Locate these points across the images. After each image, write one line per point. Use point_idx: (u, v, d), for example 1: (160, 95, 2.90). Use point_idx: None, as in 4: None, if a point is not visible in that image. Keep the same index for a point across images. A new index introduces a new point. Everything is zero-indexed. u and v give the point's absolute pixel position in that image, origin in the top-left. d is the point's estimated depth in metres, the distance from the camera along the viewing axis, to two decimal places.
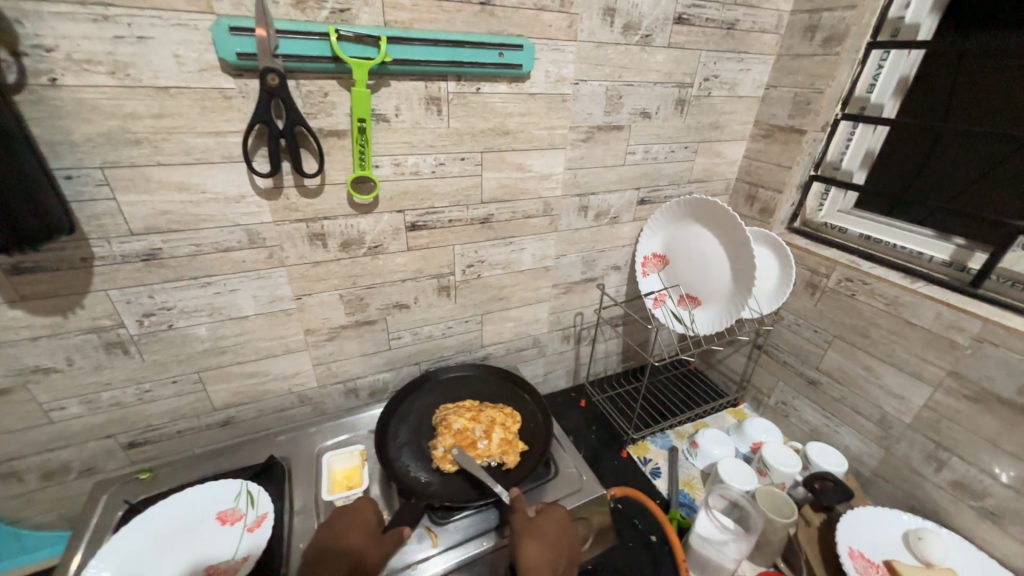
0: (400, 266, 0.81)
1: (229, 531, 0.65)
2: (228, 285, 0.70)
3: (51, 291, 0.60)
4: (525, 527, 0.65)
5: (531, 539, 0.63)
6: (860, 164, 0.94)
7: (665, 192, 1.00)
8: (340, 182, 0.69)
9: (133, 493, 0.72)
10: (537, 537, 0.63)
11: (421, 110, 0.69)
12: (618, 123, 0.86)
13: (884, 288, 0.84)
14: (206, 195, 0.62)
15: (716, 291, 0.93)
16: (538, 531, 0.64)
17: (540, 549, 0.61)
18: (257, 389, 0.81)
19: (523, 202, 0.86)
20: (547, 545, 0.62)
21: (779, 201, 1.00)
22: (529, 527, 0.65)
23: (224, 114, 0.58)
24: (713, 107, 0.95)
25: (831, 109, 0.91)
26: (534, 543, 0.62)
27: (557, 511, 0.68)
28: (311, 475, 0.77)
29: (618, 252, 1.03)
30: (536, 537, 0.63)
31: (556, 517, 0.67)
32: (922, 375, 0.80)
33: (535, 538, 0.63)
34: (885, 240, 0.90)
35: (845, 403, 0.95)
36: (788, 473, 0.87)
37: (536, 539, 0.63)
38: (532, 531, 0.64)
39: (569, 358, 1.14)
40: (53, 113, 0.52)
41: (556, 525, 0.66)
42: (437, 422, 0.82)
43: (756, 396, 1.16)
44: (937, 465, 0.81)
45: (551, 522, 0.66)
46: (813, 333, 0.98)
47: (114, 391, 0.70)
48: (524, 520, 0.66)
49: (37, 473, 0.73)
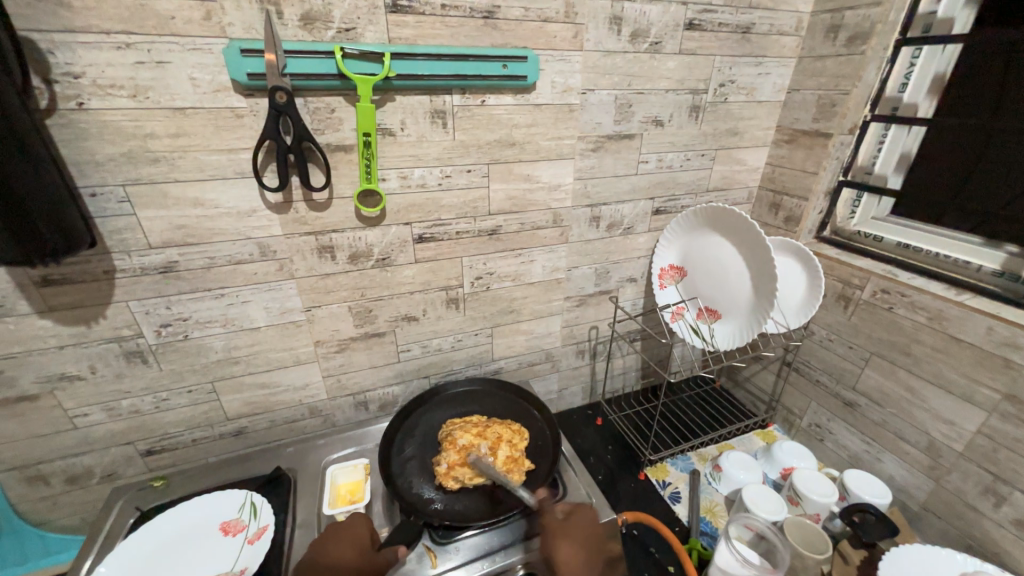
0: (408, 278, 0.81)
1: (231, 541, 0.66)
2: (240, 297, 0.72)
3: (77, 302, 0.64)
4: (556, 530, 0.67)
5: (563, 541, 0.66)
6: (895, 168, 0.87)
7: (681, 201, 0.97)
8: (348, 196, 0.71)
9: (146, 500, 0.75)
10: (569, 541, 0.66)
11: (427, 124, 0.70)
12: (629, 131, 0.85)
13: (925, 301, 0.77)
14: (219, 210, 0.65)
15: (736, 304, 0.88)
16: (569, 532, 0.67)
17: (572, 553, 0.65)
18: (269, 400, 0.82)
19: (532, 214, 0.85)
20: (579, 548, 0.65)
21: (805, 209, 0.95)
22: (559, 530, 0.67)
23: (236, 132, 0.61)
24: (730, 113, 0.91)
25: (859, 111, 0.86)
26: (567, 547, 0.65)
27: (586, 510, 0.70)
28: (316, 487, 0.77)
29: (633, 264, 1.00)
30: (567, 539, 0.66)
31: (585, 517, 0.69)
32: (974, 398, 0.73)
33: (567, 541, 0.66)
34: (925, 248, 0.83)
35: (887, 428, 0.87)
36: (822, 504, 0.80)
37: (568, 541, 0.66)
38: (563, 534, 0.67)
39: (584, 373, 1.11)
40: (79, 135, 0.55)
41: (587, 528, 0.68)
42: (442, 436, 0.80)
43: (787, 417, 1.08)
44: (996, 501, 0.72)
45: (581, 523, 0.68)
46: (848, 350, 0.91)
47: (134, 399, 0.73)
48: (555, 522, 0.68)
49: (63, 477, 0.76)
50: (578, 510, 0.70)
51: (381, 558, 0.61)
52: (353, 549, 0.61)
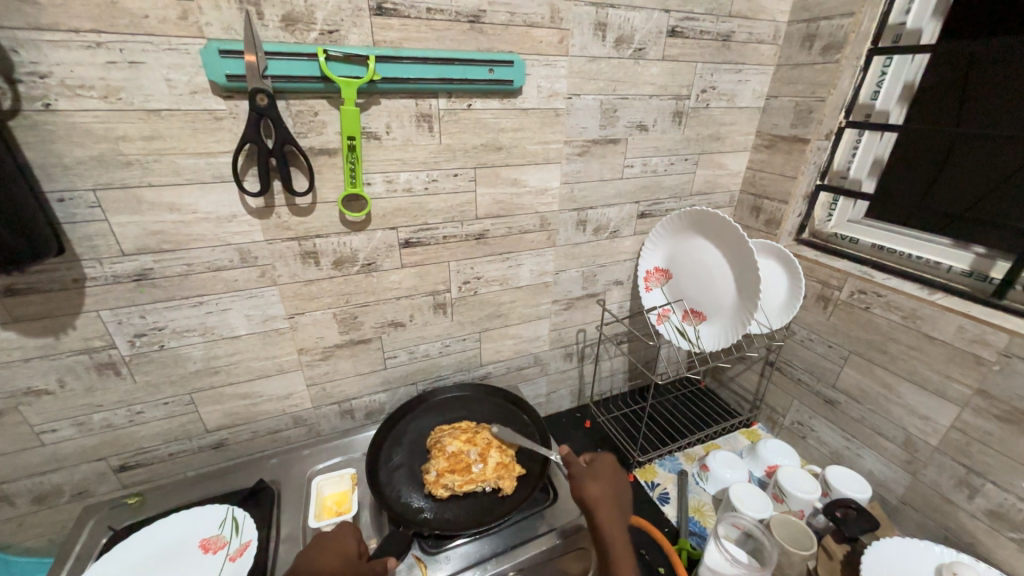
0: (394, 284, 0.80)
1: (212, 558, 0.63)
2: (220, 305, 0.69)
3: (43, 312, 0.61)
4: (587, 478, 0.66)
5: (597, 484, 0.66)
6: (869, 173, 0.90)
7: (666, 205, 0.98)
8: (332, 201, 0.69)
9: (120, 519, 0.71)
10: (602, 485, 0.66)
11: (412, 128, 0.69)
12: (614, 136, 0.85)
13: (900, 301, 0.79)
14: (197, 215, 0.63)
15: (721, 306, 0.89)
16: (599, 475, 0.68)
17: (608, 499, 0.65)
18: (250, 410, 0.80)
19: (519, 218, 0.84)
20: (612, 490, 0.66)
21: (785, 212, 0.97)
22: (589, 479, 0.66)
23: (214, 135, 0.59)
24: (712, 118, 0.93)
25: (834, 118, 0.89)
26: (602, 491, 0.65)
27: (608, 457, 0.71)
28: (301, 499, 0.75)
29: (620, 267, 1.01)
30: (599, 483, 0.66)
31: (609, 464, 0.70)
32: (947, 394, 0.75)
33: (601, 485, 0.66)
34: (899, 250, 0.86)
35: (866, 424, 0.89)
36: (806, 500, 0.81)
37: (601, 485, 0.66)
38: (596, 479, 0.67)
39: (573, 376, 1.11)
40: (45, 137, 0.53)
41: (616, 473, 0.69)
42: (431, 443, 0.79)
43: (770, 415, 1.10)
44: (969, 492, 0.74)
45: (606, 467, 0.69)
46: (827, 349, 0.94)
47: (106, 412, 0.70)
48: (583, 472, 0.67)
49: (29, 497, 0.72)
50: (599, 458, 0.71)
51: (368, 568, 0.59)
52: (339, 557, 0.59)
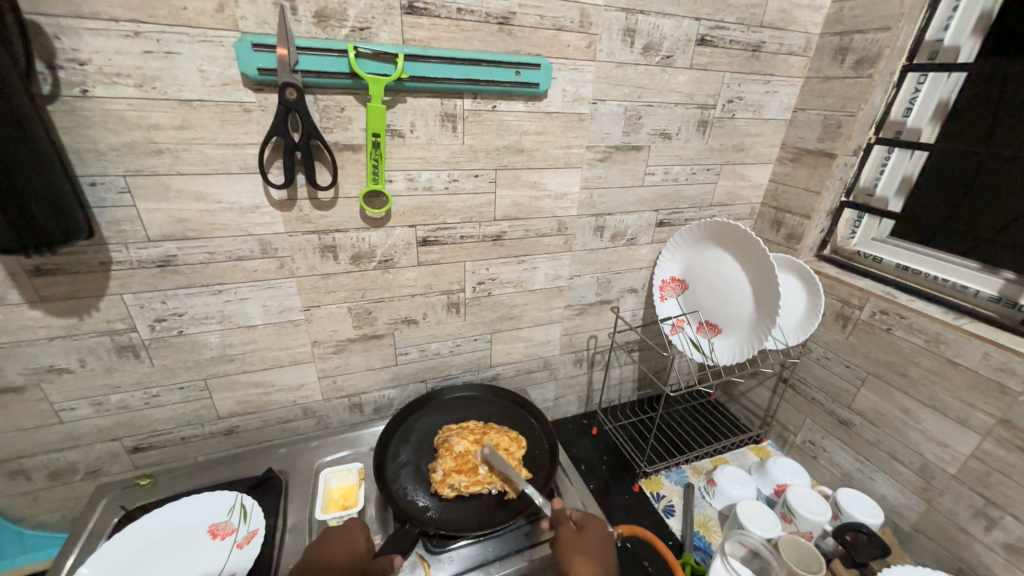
0: (409, 281, 0.80)
1: (219, 544, 0.64)
2: (239, 294, 0.70)
3: (69, 293, 0.62)
4: (570, 543, 0.64)
5: (579, 557, 0.61)
6: (896, 191, 0.88)
7: (685, 214, 0.97)
8: (353, 196, 0.70)
9: (132, 499, 0.73)
10: (586, 557, 0.61)
11: (436, 127, 0.69)
12: (637, 143, 0.85)
13: (923, 324, 0.77)
14: (221, 204, 0.63)
15: (737, 320, 0.88)
16: (585, 548, 0.63)
17: (591, 569, 0.60)
18: (262, 399, 0.81)
19: (537, 221, 0.84)
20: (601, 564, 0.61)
21: (807, 227, 0.96)
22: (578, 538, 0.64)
23: (243, 126, 0.60)
24: (736, 129, 0.92)
25: (863, 133, 0.87)
26: (587, 563, 0.60)
27: (599, 522, 0.67)
28: (308, 491, 0.76)
29: (635, 274, 1.00)
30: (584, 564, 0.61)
31: (600, 532, 0.65)
32: (968, 422, 0.73)
33: (586, 559, 0.61)
34: (926, 271, 0.84)
35: (881, 447, 0.87)
36: (815, 522, 0.80)
37: (586, 558, 0.61)
38: (580, 551, 0.62)
39: (582, 382, 1.10)
40: (81, 123, 0.54)
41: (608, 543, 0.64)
42: (438, 442, 0.79)
43: (780, 433, 1.09)
44: (987, 524, 0.72)
45: (597, 540, 0.64)
46: (844, 369, 0.92)
47: (123, 394, 0.71)
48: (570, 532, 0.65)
49: (45, 472, 0.74)
50: (589, 524, 0.67)
51: (376, 565, 0.59)
52: (349, 553, 0.59)
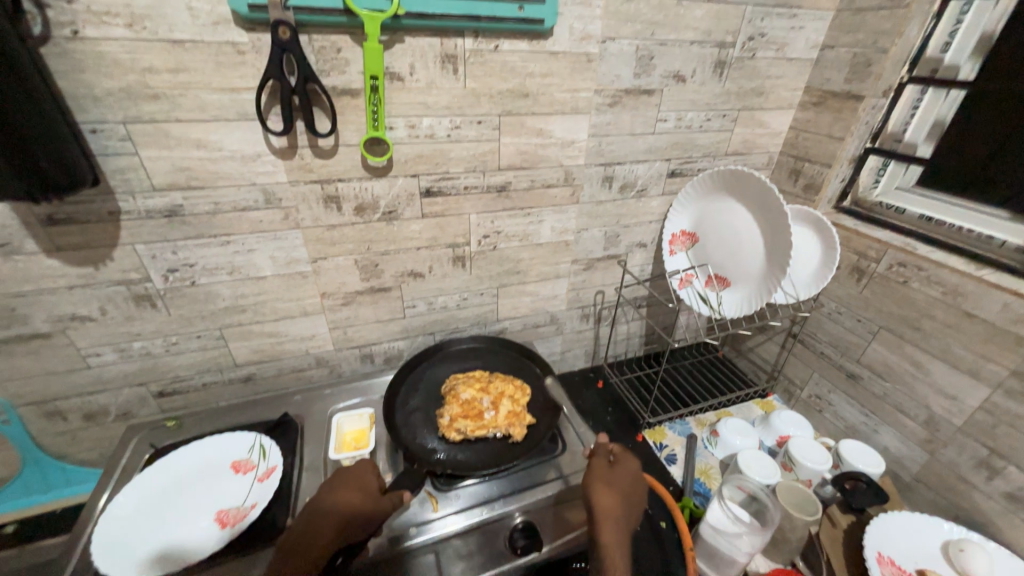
0: (414, 233, 0.80)
1: (242, 479, 0.69)
2: (246, 245, 0.71)
3: (83, 242, 0.64)
4: (600, 475, 0.65)
5: (605, 489, 0.63)
6: (927, 135, 0.83)
7: (698, 164, 0.93)
8: (354, 144, 0.68)
9: (160, 438, 0.77)
10: (611, 490, 0.63)
11: (436, 69, 0.67)
12: (648, 86, 0.80)
13: (942, 275, 0.75)
14: (223, 153, 0.63)
15: (747, 272, 0.86)
16: (611, 482, 0.64)
17: (614, 499, 0.62)
18: (275, 349, 0.83)
19: (543, 171, 0.82)
20: (622, 498, 0.62)
21: (827, 177, 0.91)
22: (609, 472, 0.65)
23: (238, 70, 0.58)
24: (757, 70, 0.86)
25: (895, 72, 0.81)
26: (611, 494, 0.62)
27: (632, 464, 0.67)
28: (322, 434, 0.80)
29: (644, 228, 0.98)
30: (612, 492, 0.63)
31: (631, 471, 0.67)
32: (980, 374, 0.72)
33: (610, 489, 0.63)
34: (950, 223, 0.80)
35: (887, 401, 0.87)
36: (815, 470, 0.81)
37: (611, 490, 0.63)
38: (607, 480, 0.64)
39: (588, 337, 1.11)
40: (76, 66, 0.53)
41: (639, 482, 0.66)
42: (446, 391, 0.82)
43: (787, 387, 1.09)
44: (988, 474, 0.73)
45: (624, 477, 0.65)
46: (856, 323, 0.90)
47: (144, 342, 0.74)
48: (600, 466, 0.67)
49: (80, 414, 0.79)
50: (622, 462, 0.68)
51: (385, 503, 0.61)
52: (360, 491, 0.61)
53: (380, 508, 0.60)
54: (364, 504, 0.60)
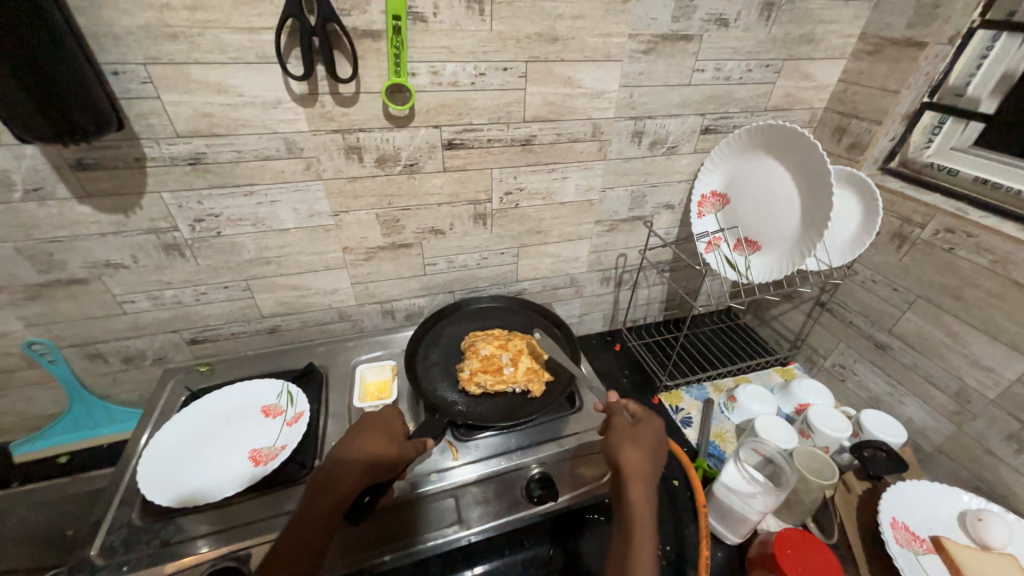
0: (435, 188, 0.78)
1: (272, 422, 0.72)
2: (269, 196, 0.71)
3: (112, 189, 0.64)
4: (624, 433, 0.64)
5: (630, 446, 0.62)
6: (992, 91, 0.76)
7: (734, 120, 0.88)
8: (376, 91, 0.66)
9: (194, 382, 0.81)
10: (637, 447, 0.62)
11: (461, 9, 0.63)
12: (687, 32, 0.75)
13: (994, 242, 0.70)
14: (244, 98, 0.62)
15: (780, 236, 0.83)
16: (636, 439, 0.63)
17: (640, 456, 0.61)
18: (300, 301, 0.85)
19: (569, 124, 0.78)
20: (648, 454, 0.62)
21: (875, 134, 0.85)
22: (633, 430, 0.65)
23: (256, 8, 0.56)
24: (808, 14, 0.79)
25: (966, 15, 0.73)
26: (637, 450, 0.62)
27: (656, 422, 0.67)
28: (346, 385, 0.82)
29: (673, 189, 0.94)
30: (638, 449, 0.62)
31: (655, 428, 0.66)
32: (1023, 346, 0.69)
33: (636, 446, 0.62)
34: (1005, 185, 0.74)
35: (916, 372, 0.85)
36: (834, 437, 0.81)
37: (636, 447, 0.62)
38: (632, 438, 0.64)
39: (608, 301, 1.10)
40: (95, 2, 0.52)
41: (664, 439, 0.66)
42: (465, 346, 0.83)
43: (809, 356, 1.07)
44: (1018, 447, 0.71)
45: (649, 434, 0.65)
46: (891, 292, 0.87)
47: (175, 290, 0.77)
48: (624, 424, 0.66)
49: (119, 358, 0.83)
50: (646, 420, 0.67)
51: (409, 446, 0.63)
52: (385, 437, 0.63)
53: (405, 451, 0.62)
54: (389, 446, 0.62)
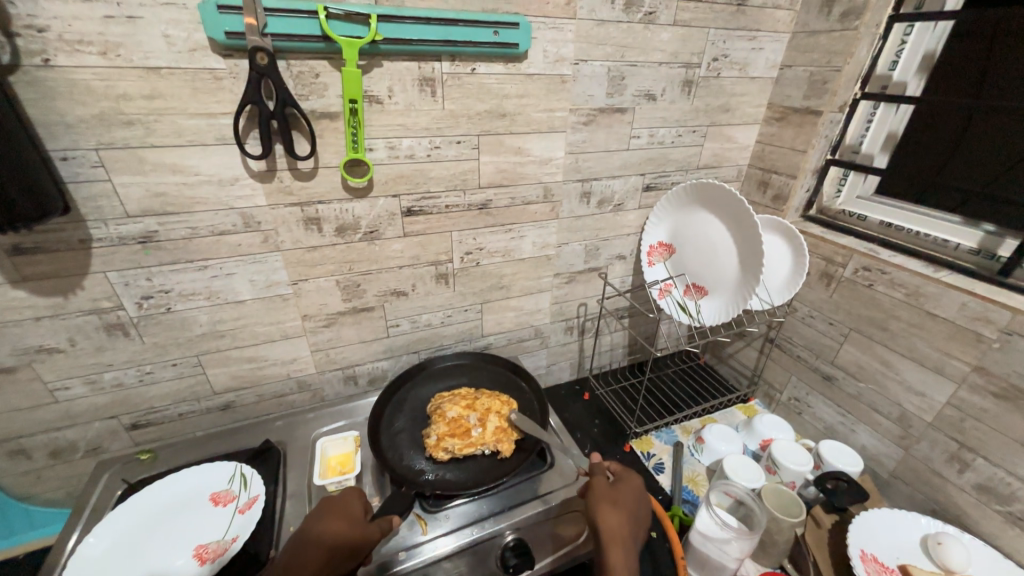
0: (396, 252, 0.80)
1: (222, 511, 0.66)
2: (224, 269, 0.70)
3: (51, 272, 0.62)
4: (603, 494, 0.65)
5: (610, 508, 0.63)
6: (881, 147, 0.88)
7: (672, 178, 0.97)
8: (334, 166, 0.69)
9: (133, 473, 0.74)
10: (617, 509, 0.62)
11: (415, 92, 0.68)
12: (621, 105, 0.84)
13: (904, 278, 0.79)
14: (199, 177, 0.63)
15: (723, 281, 0.89)
16: (616, 500, 0.64)
17: (620, 519, 0.61)
18: (255, 374, 0.81)
19: (522, 187, 0.84)
20: (628, 517, 0.62)
21: (793, 187, 0.96)
22: (613, 491, 0.65)
23: (215, 95, 0.58)
24: (722, 89, 0.90)
25: (849, 89, 0.86)
26: (618, 513, 0.62)
27: (634, 481, 0.68)
28: (305, 460, 0.78)
29: (623, 241, 1.00)
30: (618, 511, 0.62)
31: (633, 488, 0.67)
32: (945, 370, 0.76)
33: (615, 508, 0.63)
34: (906, 227, 0.85)
35: (861, 400, 0.90)
36: (797, 472, 0.83)
37: (616, 509, 0.63)
38: (611, 500, 0.64)
39: (573, 350, 1.12)
40: (46, 94, 0.53)
41: (641, 499, 0.67)
42: (431, 410, 0.81)
43: (767, 391, 1.12)
44: (960, 467, 0.76)
45: (627, 495, 0.65)
46: (828, 326, 0.94)
47: (116, 372, 0.72)
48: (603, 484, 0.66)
49: (46, 452, 0.75)
50: (624, 480, 0.68)
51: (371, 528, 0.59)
52: (347, 519, 0.59)
53: (365, 535, 0.58)
54: (348, 531, 0.58)
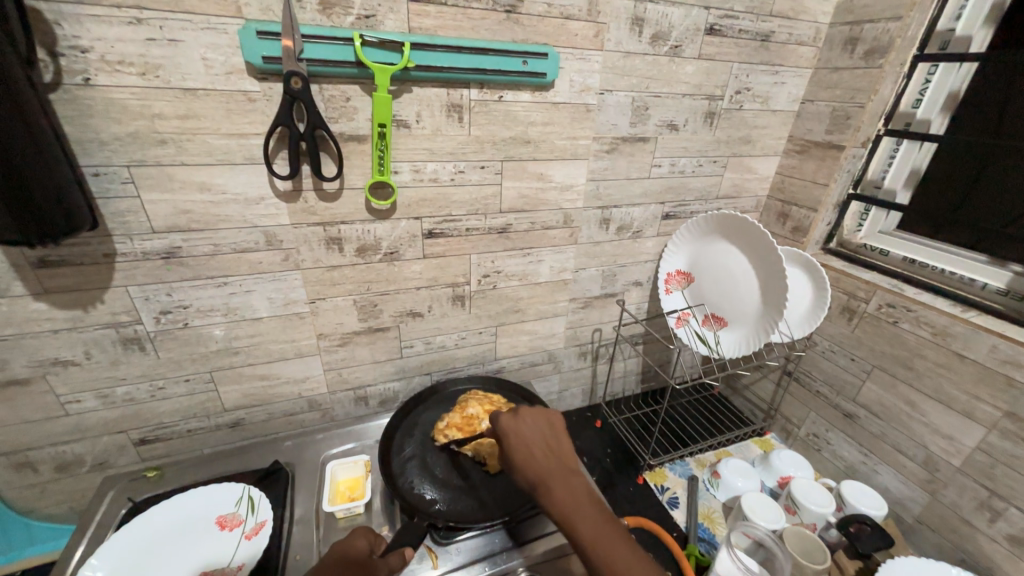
0: (414, 274, 0.80)
1: (228, 536, 0.64)
2: (244, 287, 0.70)
3: (74, 285, 0.61)
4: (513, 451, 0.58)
5: (525, 463, 0.56)
6: (903, 184, 0.87)
7: (691, 207, 0.97)
8: (359, 187, 0.69)
9: (138, 491, 0.73)
10: (528, 458, 0.56)
11: (442, 117, 0.69)
12: (643, 134, 0.84)
13: (931, 317, 0.77)
14: (226, 196, 0.63)
15: (744, 313, 0.88)
16: (525, 449, 0.58)
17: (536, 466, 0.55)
18: (267, 392, 0.80)
19: (543, 213, 0.83)
20: (543, 455, 0.57)
21: (813, 220, 0.95)
22: (517, 438, 0.59)
23: (248, 117, 0.59)
24: (744, 121, 0.91)
25: (872, 125, 0.86)
26: (532, 460, 0.56)
27: (526, 413, 0.62)
28: (314, 483, 0.76)
29: (640, 268, 1.00)
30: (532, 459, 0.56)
31: (530, 422, 0.61)
32: (974, 414, 0.73)
33: (530, 460, 0.56)
34: (933, 265, 0.84)
35: (885, 440, 0.88)
36: (819, 513, 0.80)
37: (528, 457, 0.56)
38: (522, 452, 0.57)
39: (586, 375, 1.10)
40: (84, 112, 0.53)
41: (545, 425, 0.61)
42: (460, 401, 0.86)
43: (784, 425, 1.09)
44: (990, 516, 0.73)
45: (532, 436, 0.59)
46: (850, 362, 0.92)
47: (129, 386, 0.71)
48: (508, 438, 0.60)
49: (51, 465, 0.74)
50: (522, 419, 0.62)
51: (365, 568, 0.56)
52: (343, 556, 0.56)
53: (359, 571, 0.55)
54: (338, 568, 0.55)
